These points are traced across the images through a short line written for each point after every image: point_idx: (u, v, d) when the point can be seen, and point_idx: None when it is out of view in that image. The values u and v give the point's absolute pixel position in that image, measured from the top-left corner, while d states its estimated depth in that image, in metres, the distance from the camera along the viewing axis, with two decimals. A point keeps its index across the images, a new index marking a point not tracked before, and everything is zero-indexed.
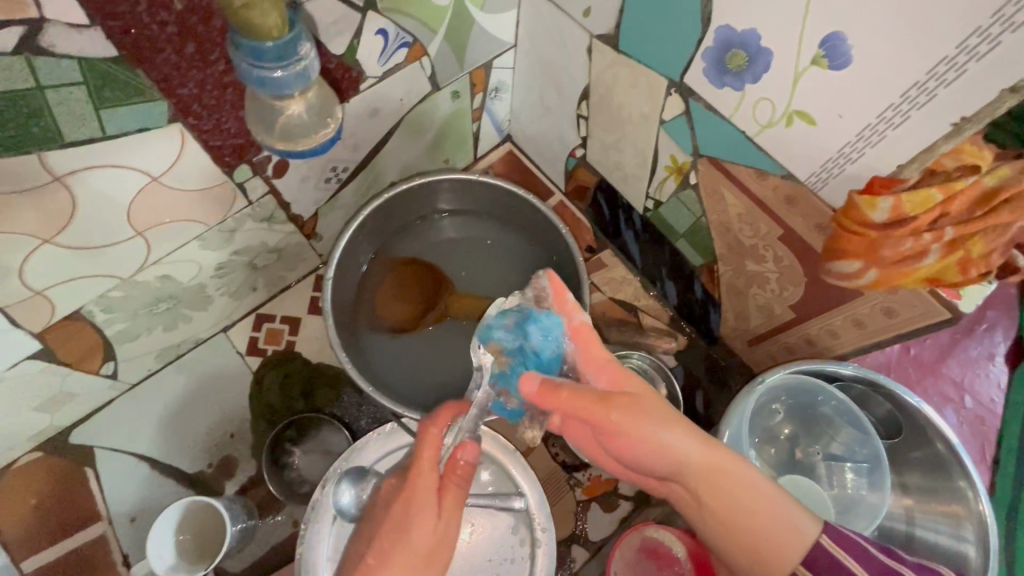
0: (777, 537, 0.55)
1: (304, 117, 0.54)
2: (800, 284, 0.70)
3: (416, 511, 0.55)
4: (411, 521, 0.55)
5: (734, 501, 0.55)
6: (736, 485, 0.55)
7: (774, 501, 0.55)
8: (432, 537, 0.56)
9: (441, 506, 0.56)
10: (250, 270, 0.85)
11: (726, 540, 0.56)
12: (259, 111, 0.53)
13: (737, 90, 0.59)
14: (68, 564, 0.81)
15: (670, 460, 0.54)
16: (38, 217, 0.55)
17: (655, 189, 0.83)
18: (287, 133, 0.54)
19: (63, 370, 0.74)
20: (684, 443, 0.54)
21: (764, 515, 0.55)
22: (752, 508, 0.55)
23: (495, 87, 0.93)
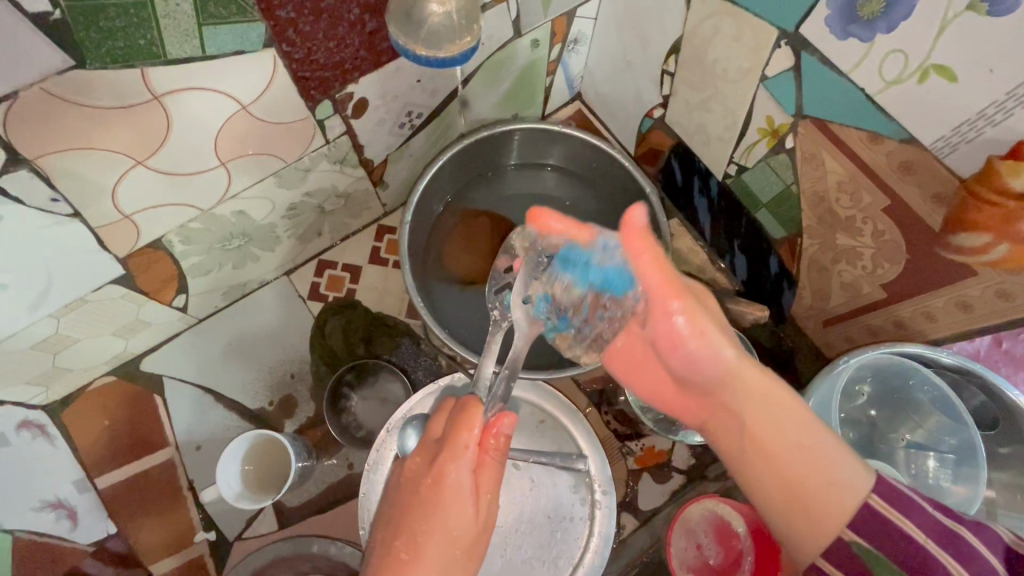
0: (831, 485, 0.49)
1: (452, 20, 0.55)
2: (900, 261, 0.66)
3: (445, 499, 0.52)
4: (443, 516, 0.52)
5: (788, 440, 0.50)
6: (791, 418, 0.50)
7: (829, 448, 0.50)
8: (470, 526, 0.52)
9: (474, 493, 0.53)
10: (319, 213, 0.85)
11: (760, 481, 0.52)
12: (407, 12, 0.55)
13: (865, 41, 0.55)
14: (138, 484, 0.85)
15: (719, 371, 0.51)
16: (134, 137, 0.55)
17: (740, 154, 0.78)
18: (433, 37, 0.55)
19: (140, 298, 0.75)
20: (721, 357, 0.51)
21: (820, 463, 0.49)
22: (798, 444, 0.50)
23: (575, 38, 0.89)
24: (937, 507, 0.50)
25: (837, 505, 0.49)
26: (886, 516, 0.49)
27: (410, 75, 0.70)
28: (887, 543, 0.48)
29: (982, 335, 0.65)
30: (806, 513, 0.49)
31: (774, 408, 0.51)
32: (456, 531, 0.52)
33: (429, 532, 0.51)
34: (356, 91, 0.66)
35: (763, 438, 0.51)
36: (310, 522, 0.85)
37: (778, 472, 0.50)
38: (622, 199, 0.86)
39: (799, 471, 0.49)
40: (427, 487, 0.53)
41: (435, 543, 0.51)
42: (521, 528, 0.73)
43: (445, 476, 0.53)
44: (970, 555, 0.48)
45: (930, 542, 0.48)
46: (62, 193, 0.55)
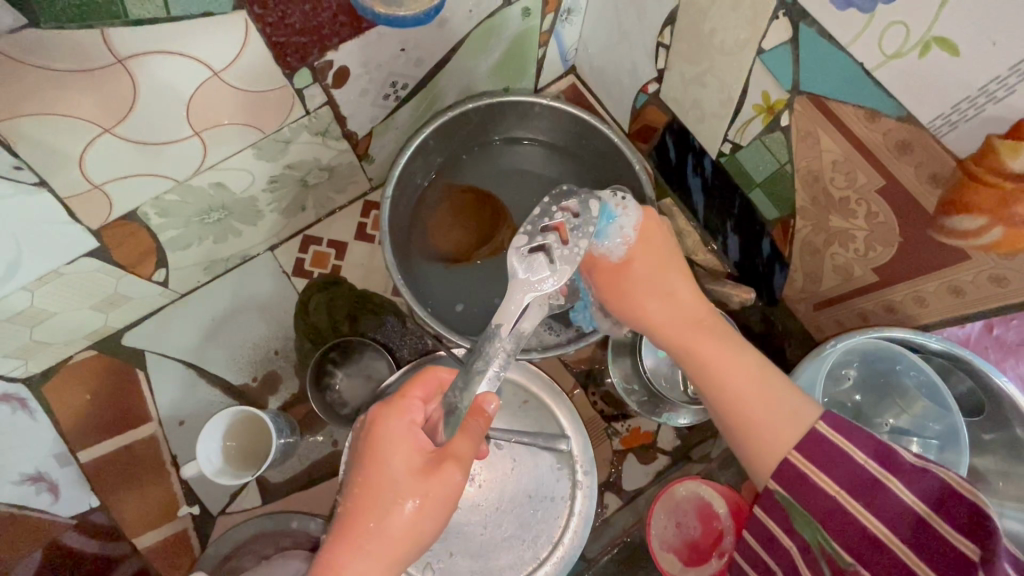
0: (772, 421, 0.53)
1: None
2: (892, 244, 0.65)
3: (389, 444, 0.52)
4: (396, 492, 0.50)
5: (717, 367, 0.57)
6: (713, 342, 0.59)
7: (768, 376, 0.55)
8: (420, 477, 0.51)
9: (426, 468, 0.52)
10: (302, 187, 0.83)
11: (723, 428, 0.56)
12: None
13: (865, 12, 0.52)
14: (121, 459, 0.85)
15: (653, 317, 0.63)
16: (98, 104, 0.52)
17: (735, 132, 0.76)
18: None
19: (117, 271, 0.73)
20: (683, 296, 0.63)
21: (766, 392, 0.54)
22: (734, 379, 0.56)
23: (569, 8, 0.85)
24: (872, 455, 0.48)
25: (769, 442, 0.52)
26: (804, 469, 0.50)
27: (394, 44, 0.67)
28: (807, 495, 0.49)
29: (973, 322, 0.64)
30: (738, 441, 0.54)
31: (715, 342, 0.59)
32: (400, 484, 0.51)
33: (369, 510, 0.50)
34: (335, 59, 0.64)
35: (720, 380, 0.56)
36: (295, 498, 0.85)
37: (729, 394, 0.56)
38: (608, 175, 0.84)
39: (739, 406, 0.54)
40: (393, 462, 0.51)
41: (389, 488, 0.51)
42: (502, 508, 0.73)
43: (405, 443, 0.52)
44: (884, 504, 0.47)
45: (842, 493, 0.48)
46: (25, 161, 0.53)
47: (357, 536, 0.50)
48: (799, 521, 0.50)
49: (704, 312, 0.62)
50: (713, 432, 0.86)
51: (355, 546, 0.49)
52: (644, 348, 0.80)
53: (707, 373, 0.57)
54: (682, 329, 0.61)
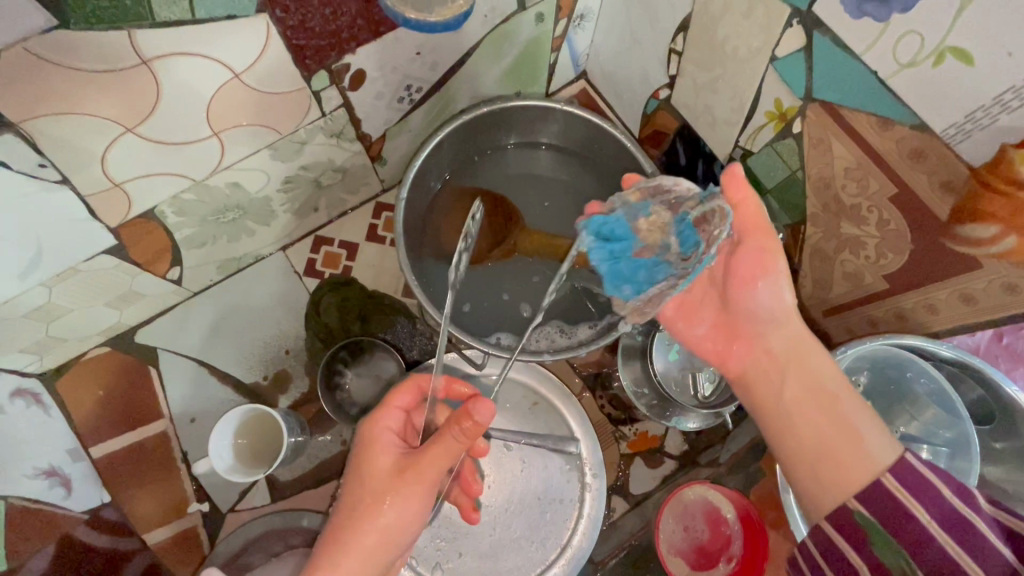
0: (856, 455, 0.50)
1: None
2: (903, 251, 0.65)
3: (372, 450, 0.54)
4: (379, 500, 0.51)
5: (800, 405, 0.55)
6: (811, 380, 0.55)
7: (851, 417, 0.52)
8: (394, 486, 0.51)
9: (409, 476, 0.51)
10: (316, 188, 0.83)
11: (785, 449, 0.55)
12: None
13: (879, 21, 0.53)
14: (131, 456, 0.85)
15: (755, 350, 0.59)
16: (122, 104, 0.53)
17: (746, 138, 0.76)
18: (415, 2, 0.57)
19: (133, 268, 0.74)
20: (788, 333, 0.57)
21: (844, 428, 0.52)
22: (813, 417, 0.54)
23: (581, 14, 0.86)
24: (956, 492, 0.47)
25: (852, 478, 0.50)
26: (898, 500, 0.47)
27: (410, 47, 0.68)
28: (892, 523, 0.47)
29: (983, 330, 0.64)
30: (814, 474, 0.52)
31: (800, 367, 0.56)
32: (374, 489, 0.51)
33: (356, 522, 0.51)
34: (353, 62, 0.65)
35: (801, 417, 0.54)
36: (303, 497, 0.85)
37: (801, 435, 0.54)
38: (622, 180, 0.84)
39: (822, 441, 0.52)
40: (377, 477, 0.52)
41: (367, 495, 0.51)
42: (511, 508, 0.73)
43: (383, 447, 0.54)
44: (983, 552, 0.44)
45: (935, 526, 0.45)
46: (50, 159, 0.54)
47: (342, 549, 0.50)
48: (878, 544, 0.47)
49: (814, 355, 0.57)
50: (719, 437, 0.86)
51: (345, 557, 0.50)
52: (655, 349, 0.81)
53: (788, 416, 0.55)
54: (794, 363, 0.57)
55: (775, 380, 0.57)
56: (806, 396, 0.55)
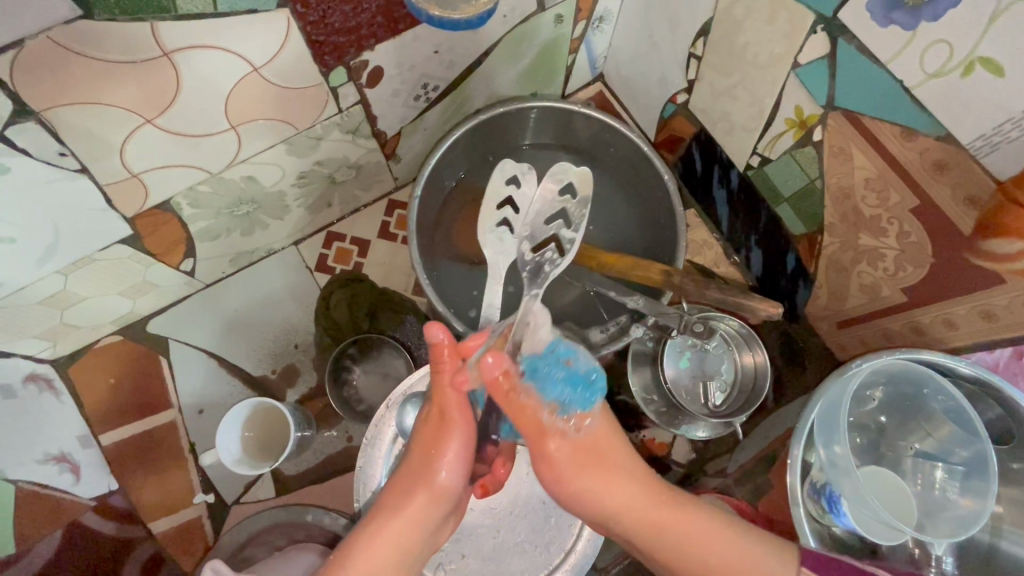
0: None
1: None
2: (923, 264, 0.64)
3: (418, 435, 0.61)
4: (429, 461, 0.59)
5: (691, 550, 0.57)
6: (691, 527, 0.58)
7: (736, 538, 0.57)
8: (423, 461, 0.59)
9: (437, 438, 0.59)
10: (329, 184, 0.84)
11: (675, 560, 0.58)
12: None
13: (907, 30, 0.52)
14: (140, 444, 0.86)
15: (612, 505, 0.60)
16: (142, 95, 0.53)
17: (764, 146, 0.75)
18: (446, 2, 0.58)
19: (147, 259, 0.75)
20: (630, 491, 0.59)
21: (742, 560, 0.56)
22: (716, 558, 0.57)
23: (600, 16, 0.85)
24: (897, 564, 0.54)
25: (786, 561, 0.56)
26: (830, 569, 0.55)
27: (427, 46, 0.68)
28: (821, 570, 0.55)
29: (1004, 348, 0.62)
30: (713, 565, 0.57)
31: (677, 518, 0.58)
32: (410, 476, 0.60)
33: (410, 487, 0.59)
34: (371, 59, 0.65)
35: (682, 560, 0.58)
36: (307, 491, 0.86)
37: (692, 562, 0.57)
38: (640, 186, 0.84)
39: (720, 560, 0.56)
40: (422, 440, 0.60)
41: (404, 485, 0.60)
42: (515, 511, 0.73)
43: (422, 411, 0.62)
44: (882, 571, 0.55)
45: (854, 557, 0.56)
46: (70, 148, 0.54)
47: (391, 521, 0.58)
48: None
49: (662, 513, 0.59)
50: (728, 447, 0.86)
51: (396, 521, 0.58)
52: (667, 356, 0.80)
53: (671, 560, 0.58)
54: (644, 528, 0.59)
55: (673, 524, 0.58)
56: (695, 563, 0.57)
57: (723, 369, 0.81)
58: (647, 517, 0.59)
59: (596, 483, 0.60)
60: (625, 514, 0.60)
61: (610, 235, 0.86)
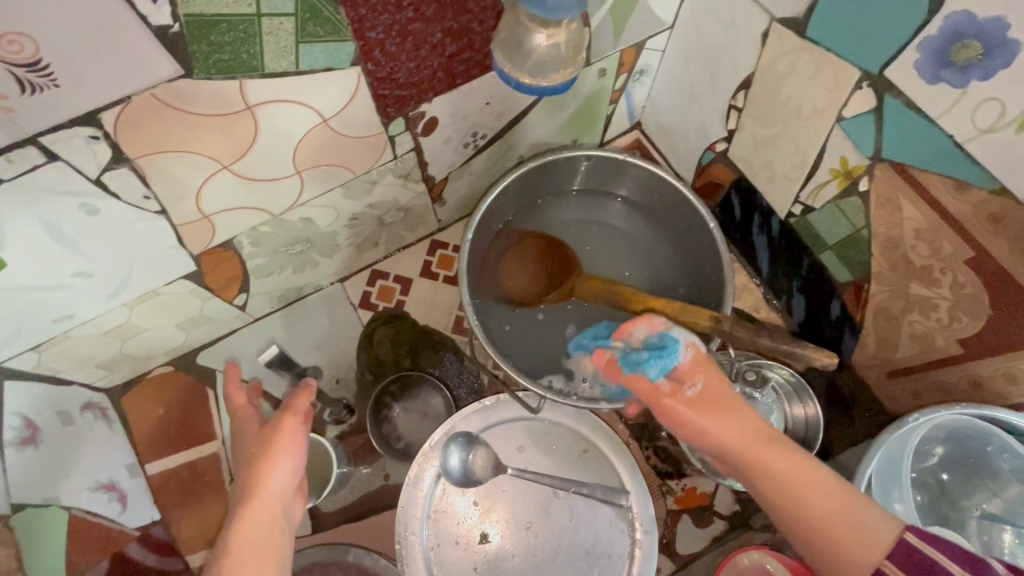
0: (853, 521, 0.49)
1: (559, 52, 0.56)
2: (980, 315, 0.63)
3: (279, 450, 0.56)
4: (272, 454, 0.55)
5: (802, 478, 0.52)
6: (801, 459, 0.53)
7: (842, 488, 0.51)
8: (270, 440, 0.57)
9: (267, 435, 0.57)
10: (378, 225, 0.87)
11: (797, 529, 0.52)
12: (517, 42, 0.57)
13: (957, 88, 0.53)
14: (183, 475, 0.87)
15: (720, 403, 0.58)
16: (224, 144, 0.57)
17: (808, 195, 0.76)
18: (538, 69, 0.57)
19: (206, 293, 0.78)
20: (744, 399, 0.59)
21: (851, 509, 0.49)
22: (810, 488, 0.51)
23: (641, 69, 0.89)
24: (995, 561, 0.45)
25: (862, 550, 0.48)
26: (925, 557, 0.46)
27: (481, 98, 0.72)
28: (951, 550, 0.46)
29: None
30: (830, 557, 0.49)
31: (789, 453, 0.54)
32: (252, 446, 0.57)
33: (256, 484, 0.54)
34: (429, 110, 0.69)
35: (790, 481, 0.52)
36: (344, 530, 0.86)
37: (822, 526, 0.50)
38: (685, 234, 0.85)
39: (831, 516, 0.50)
40: (263, 435, 0.57)
41: (265, 470, 0.55)
42: (556, 560, 0.71)
43: (246, 423, 0.60)
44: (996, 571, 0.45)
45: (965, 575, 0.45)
46: (154, 191, 0.58)
47: (260, 503, 0.54)
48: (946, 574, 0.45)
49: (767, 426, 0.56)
50: None
51: (252, 527, 0.52)
52: None
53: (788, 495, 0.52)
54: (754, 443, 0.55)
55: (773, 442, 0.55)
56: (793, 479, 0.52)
57: (773, 418, 0.80)
58: (753, 460, 0.55)
59: (712, 418, 0.58)
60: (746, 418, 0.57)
61: (656, 280, 0.88)
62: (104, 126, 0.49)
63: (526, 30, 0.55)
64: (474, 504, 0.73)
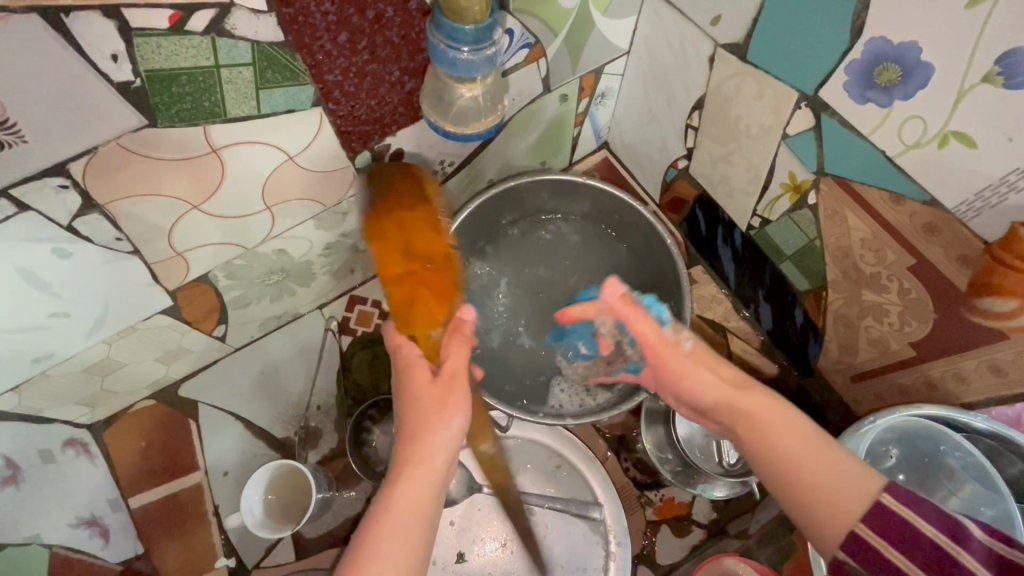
0: (843, 485, 0.51)
1: (479, 102, 0.62)
2: (927, 319, 0.65)
3: (442, 396, 0.60)
4: (435, 414, 0.58)
5: (776, 437, 0.55)
6: (780, 420, 0.56)
7: (820, 441, 0.54)
8: (429, 397, 0.59)
9: (410, 386, 0.61)
10: (353, 252, 0.89)
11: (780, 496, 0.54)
12: (439, 95, 0.62)
13: (883, 107, 0.56)
14: (167, 507, 0.88)
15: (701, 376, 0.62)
16: (190, 185, 0.60)
17: (763, 208, 0.79)
18: (461, 117, 0.63)
19: (184, 327, 0.80)
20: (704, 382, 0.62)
21: (821, 453, 0.53)
22: (789, 450, 0.54)
23: (602, 93, 0.92)
24: (944, 530, 0.46)
25: (835, 523, 0.50)
26: (875, 544, 0.48)
27: None
28: (895, 537, 0.47)
29: (1021, 402, 0.63)
30: (806, 512, 0.52)
31: (769, 420, 0.56)
32: (419, 404, 0.59)
33: (424, 433, 0.57)
34: (393, 143, 0.71)
35: (768, 447, 0.55)
36: (327, 554, 0.88)
37: (810, 493, 0.52)
38: (646, 262, 0.89)
39: (816, 483, 0.51)
40: (430, 390, 0.60)
41: (423, 424, 0.58)
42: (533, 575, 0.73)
43: (413, 368, 0.62)
44: (966, 553, 0.46)
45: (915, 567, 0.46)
46: (125, 232, 0.60)
47: (419, 468, 0.56)
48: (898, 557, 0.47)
49: (736, 394, 0.60)
50: (750, 506, 0.84)
51: (413, 484, 0.55)
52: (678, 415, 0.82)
53: (775, 453, 0.55)
54: (728, 413, 0.60)
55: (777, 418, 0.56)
56: (798, 453, 0.54)
57: None
58: (749, 421, 0.58)
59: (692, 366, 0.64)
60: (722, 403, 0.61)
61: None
62: (72, 176, 0.52)
63: (446, 86, 0.61)
64: (451, 523, 0.75)
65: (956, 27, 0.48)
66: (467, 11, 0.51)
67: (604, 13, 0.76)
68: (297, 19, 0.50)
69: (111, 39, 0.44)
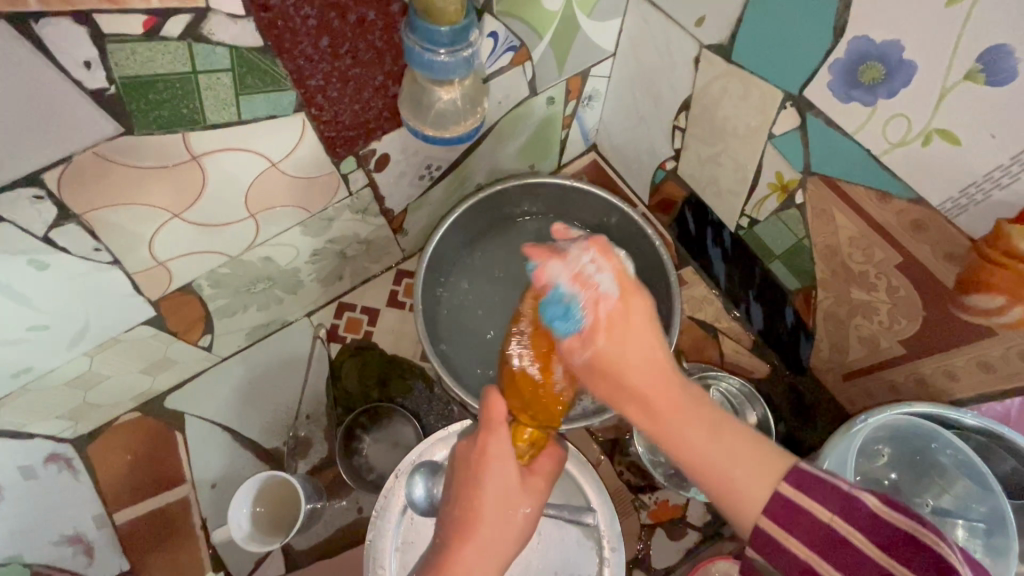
0: (740, 481, 0.47)
1: (458, 105, 0.62)
2: (915, 317, 0.65)
3: (491, 477, 0.54)
4: (508, 492, 0.55)
5: (683, 422, 0.49)
6: (687, 403, 0.50)
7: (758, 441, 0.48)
8: (495, 478, 0.54)
9: (486, 466, 0.55)
10: (341, 259, 0.88)
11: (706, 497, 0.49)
12: (417, 100, 0.61)
13: (867, 105, 0.57)
14: (154, 521, 0.87)
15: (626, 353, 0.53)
16: (170, 194, 0.59)
17: (752, 208, 0.79)
18: (441, 121, 0.62)
19: (169, 338, 0.79)
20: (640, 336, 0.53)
21: (715, 430, 0.49)
22: (692, 439, 0.49)
23: (589, 95, 0.92)
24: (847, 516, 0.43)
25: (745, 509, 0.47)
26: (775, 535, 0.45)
27: None
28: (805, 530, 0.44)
29: (1010, 398, 0.64)
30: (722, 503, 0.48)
31: (694, 404, 0.50)
32: (485, 481, 0.54)
33: (484, 509, 0.54)
34: (379, 147, 0.71)
35: (684, 439, 0.49)
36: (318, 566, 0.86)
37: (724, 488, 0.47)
38: (640, 265, 0.89)
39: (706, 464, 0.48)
40: (486, 471, 0.55)
41: (488, 495, 0.54)
42: None
43: (487, 451, 0.56)
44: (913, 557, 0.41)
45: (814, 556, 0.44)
46: (104, 243, 0.59)
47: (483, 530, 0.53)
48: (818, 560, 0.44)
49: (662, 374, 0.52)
50: None
51: (480, 554, 0.52)
52: None
53: (683, 442, 0.49)
54: (654, 377, 0.51)
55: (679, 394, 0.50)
56: (698, 436, 0.49)
57: None
58: (659, 419, 0.50)
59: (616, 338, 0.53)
60: (641, 374, 0.52)
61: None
62: (48, 186, 0.51)
63: (425, 89, 0.60)
64: None
65: (937, 25, 0.48)
66: (442, 13, 0.50)
67: (589, 15, 0.75)
68: (276, 23, 0.50)
69: (84, 46, 0.43)
